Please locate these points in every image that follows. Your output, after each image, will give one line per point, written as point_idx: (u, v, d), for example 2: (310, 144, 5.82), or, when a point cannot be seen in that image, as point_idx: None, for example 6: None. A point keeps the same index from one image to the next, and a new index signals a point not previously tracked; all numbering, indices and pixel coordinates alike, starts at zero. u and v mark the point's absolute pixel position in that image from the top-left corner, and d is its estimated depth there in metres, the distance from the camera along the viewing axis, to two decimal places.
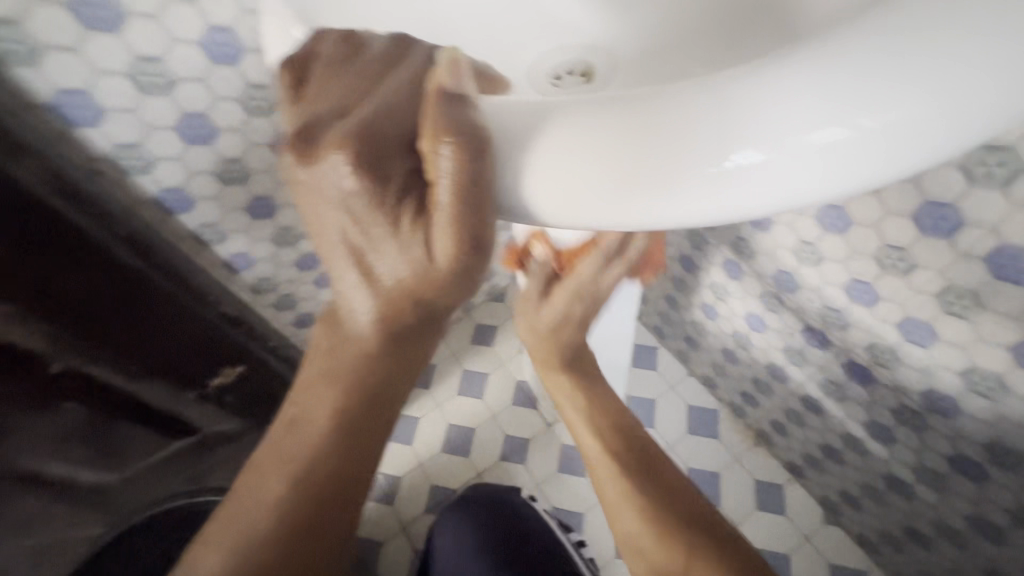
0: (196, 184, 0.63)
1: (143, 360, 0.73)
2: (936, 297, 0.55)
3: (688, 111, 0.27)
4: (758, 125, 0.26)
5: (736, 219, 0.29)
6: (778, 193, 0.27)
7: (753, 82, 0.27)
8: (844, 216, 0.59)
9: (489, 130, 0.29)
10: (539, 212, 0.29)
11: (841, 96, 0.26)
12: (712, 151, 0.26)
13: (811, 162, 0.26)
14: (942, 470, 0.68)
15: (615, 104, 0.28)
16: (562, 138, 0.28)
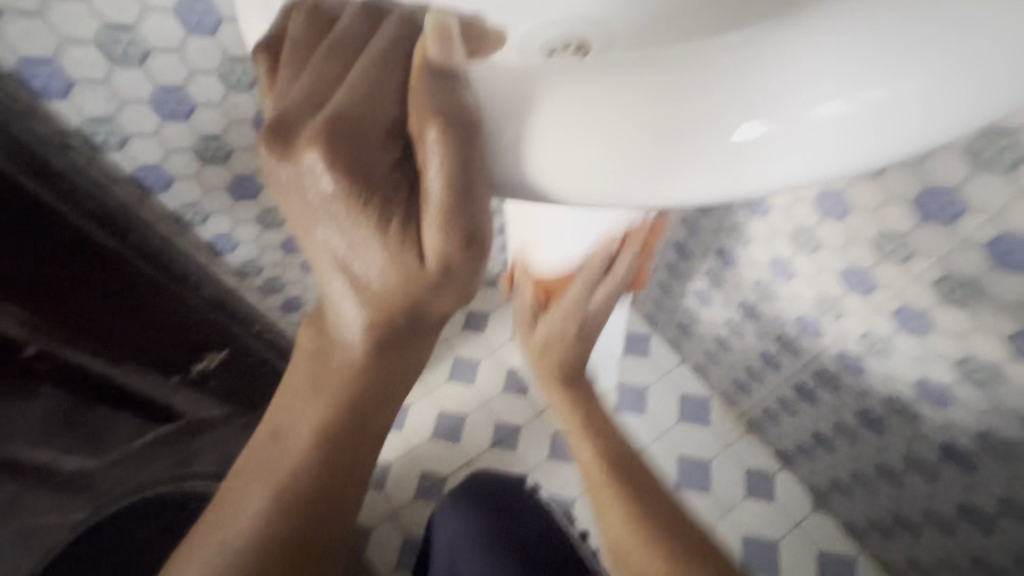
0: (174, 162, 0.61)
1: (124, 344, 0.71)
2: (934, 285, 0.54)
3: (684, 79, 0.25)
4: (759, 96, 0.24)
5: (730, 198, 0.27)
6: (778, 171, 0.26)
7: (756, 48, 0.25)
8: (842, 202, 0.58)
9: (477, 102, 0.27)
10: (522, 185, 0.28)
11: (847, 66, 0.24)
12: (708, 124, 0.25)
13: (813, 137, 0.25)
14: (933, 460, 0.68)
15: (607, 72, 0.26)
16: (547, 107, 0.26)
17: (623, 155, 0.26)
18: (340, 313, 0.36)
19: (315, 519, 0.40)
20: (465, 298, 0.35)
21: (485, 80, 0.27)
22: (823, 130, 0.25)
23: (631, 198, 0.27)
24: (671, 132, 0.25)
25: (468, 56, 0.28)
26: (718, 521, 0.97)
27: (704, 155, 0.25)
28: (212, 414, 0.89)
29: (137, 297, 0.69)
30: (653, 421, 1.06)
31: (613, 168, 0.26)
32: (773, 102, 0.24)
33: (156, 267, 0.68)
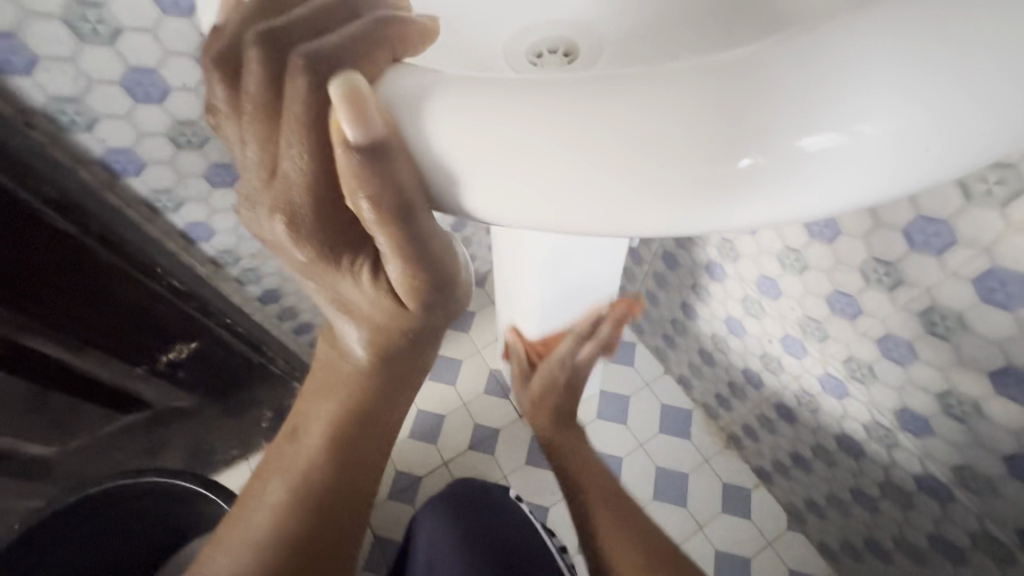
0: (146, 146, 0.59)
1: (89, 331, 0.69)
2: (919, 315, 0.53)
3: (657, 102, 0.23)
4: (743, 126, 0.23)
5: (708, 231, 0.26)
6: (767, 202, 0.24)
7: (732, 74, 0.23)
8: (832, 225, 0.56)
9: (422, 131, 0.25)
10: (481, 211, 0.26)
11: (833, 99, 0.22)
12: (684, 153, 0.23)
13: (797, 172, 0.23)
14: (908, 488, 0.67)
15: (575, 95, 0.24)
16: (508, 125, 0.24)
17: (600, 185, 0.24)
18: (344, 336, 0.40)
19: (329, 517, 0.42)
20: (452, 315, 0.39)
21: (417, 114, 0.25)
22: (816, 163, 0.23)
23: (610, 227, 0.25)
24: (652, 162, 0.23)
25: (384, 113, 0.25)
26: (692, 535, 0.96)
27: (688, 185, 0.23)
28: (182, 404, 0.87)
29: (102, 287, 0.67)
30: (633, 430, 1.06)
31: (589, 199, 0.24)
32: (760, 132, 0.23)
33: (124, 258, 0.66)
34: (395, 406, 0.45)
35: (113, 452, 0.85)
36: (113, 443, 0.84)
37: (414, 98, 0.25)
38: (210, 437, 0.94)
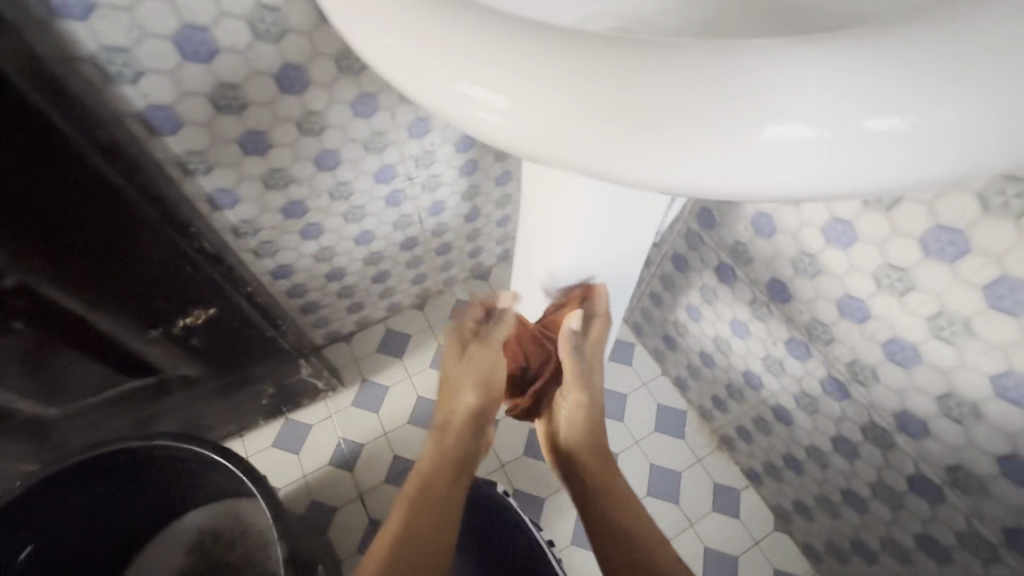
0: (187, 106, 0.59)
1: (108, 288, 0.62)
2: (927, 320, 0.56)
3: (698, 74, 0.26)
4: (770, 102, 0.26)
5: (721, 195, 0.29)
6: (789, 173, 0.27)
7: (771, 57, 0.26)
8: (850, 232, 0.60)
9: (485, 73, 0.28)
10: (524, 148, 0.30)
11: (857, 91, 0.25)
12: (711, 120, 0.26)
13: (810, 152, 0.26)
14: (899, 489, 0.70)
15: (630, 62, 0.27)
16: (563, 78, 0.27)
17: (645, 147, 0.27)
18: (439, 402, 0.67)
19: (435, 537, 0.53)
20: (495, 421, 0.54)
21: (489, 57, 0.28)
22: (833, 142, 0.26)
23: (650, 180, 0.29)
24: (689, 128, 0.26)
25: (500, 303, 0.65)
26: (683, 533, 0.99)
27: (721, 151, 0.27)
28: (188, 372, 0.82)
29: (132, 246, 0.59)
30: (629, 428, 1.08)
31: (632, 156, 0.28)
32: (789, 111, 0.26)
33: (162, 214, 0.58)
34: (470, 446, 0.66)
35: (110, 416, 0.81)
36: (109, 409, 0.80)
37: (493, 52, 0.28)
38: (200, 409, 0.91)
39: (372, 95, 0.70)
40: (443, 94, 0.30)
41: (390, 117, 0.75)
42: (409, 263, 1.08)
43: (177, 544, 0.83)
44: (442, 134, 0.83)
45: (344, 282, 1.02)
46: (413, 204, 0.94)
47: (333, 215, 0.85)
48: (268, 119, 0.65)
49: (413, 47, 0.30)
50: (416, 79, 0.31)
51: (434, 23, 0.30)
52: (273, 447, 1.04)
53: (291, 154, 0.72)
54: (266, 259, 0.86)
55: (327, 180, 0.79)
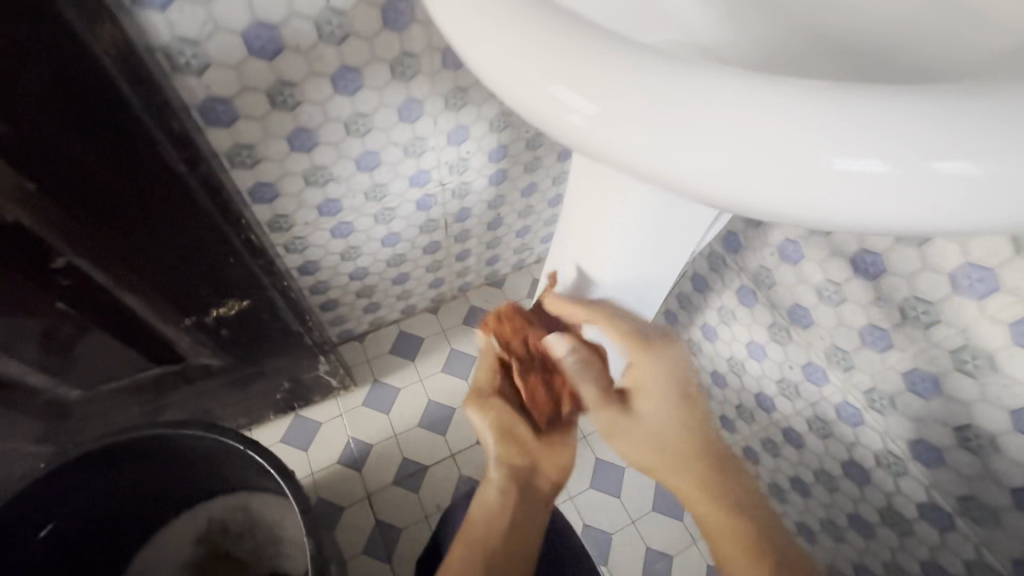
0: (244, 100, 0.61)
1: (152, 272, 0.62)
2: (951, 354, 0.59)
3: (765, 102, 0.28)
4: (830, 133, 0.27)
5: (769, 213, 0.31)
6: (854, 205, 0.28)
7: (840, 93, 0.28)
8: (878, 263, 0.62)
9: (566, 79, 0.30)
10: (592, 150, 0.32)
11: (918, 133, 0.27)
12: (772, 143, 0.28)
13: (864, 184, 0.27)
14: (908, 515, 0.72)
15: (703, 82, 0.29)
16: (640, 90, 0.29)
17: (720, 165, 0.29)
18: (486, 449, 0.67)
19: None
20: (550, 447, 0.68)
21: (572, 61, 0.30)
22: (891, 179, 0.27)
23: (706, 190, 0.31)
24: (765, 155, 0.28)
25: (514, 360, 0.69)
26: (686, 550, 1.00)
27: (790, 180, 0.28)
28: (211, 363, 0.82)
29: (184, 234, 0.60)
30: None
31: (708, 174, 0.30)
32: (860, 145, 0.27)
33: (218, 206, 0.59)
34: (529, 489, 0.66)
35: (129, 400, 0.81)
36: (129, 395, 0.79)
37: (583, 61, 0.30)
38: (215, 401, 0.90)
39: (419, 100, 0.72)
40: (531, 94, 0.31)
41: (432, 123, 0.77)
42: (429, 267, 1.09)
43: (186, 536, 0.82)
44: (479, 143, 0.85)
45: (365, 282, 1.02)
46: (442, 209, 0.95)
47: (365, 215, 0.86)
48: (320, 117, 0.67)
49: (500, 44, 0.32)
50: (507, 79, 0.32)
51: (529, 26, 0.31)
52: (281, 442, 1.04)
53: (335, 153, 0.73)
54: (295, 254, 0.86)
55: (365, 181, 0.80)
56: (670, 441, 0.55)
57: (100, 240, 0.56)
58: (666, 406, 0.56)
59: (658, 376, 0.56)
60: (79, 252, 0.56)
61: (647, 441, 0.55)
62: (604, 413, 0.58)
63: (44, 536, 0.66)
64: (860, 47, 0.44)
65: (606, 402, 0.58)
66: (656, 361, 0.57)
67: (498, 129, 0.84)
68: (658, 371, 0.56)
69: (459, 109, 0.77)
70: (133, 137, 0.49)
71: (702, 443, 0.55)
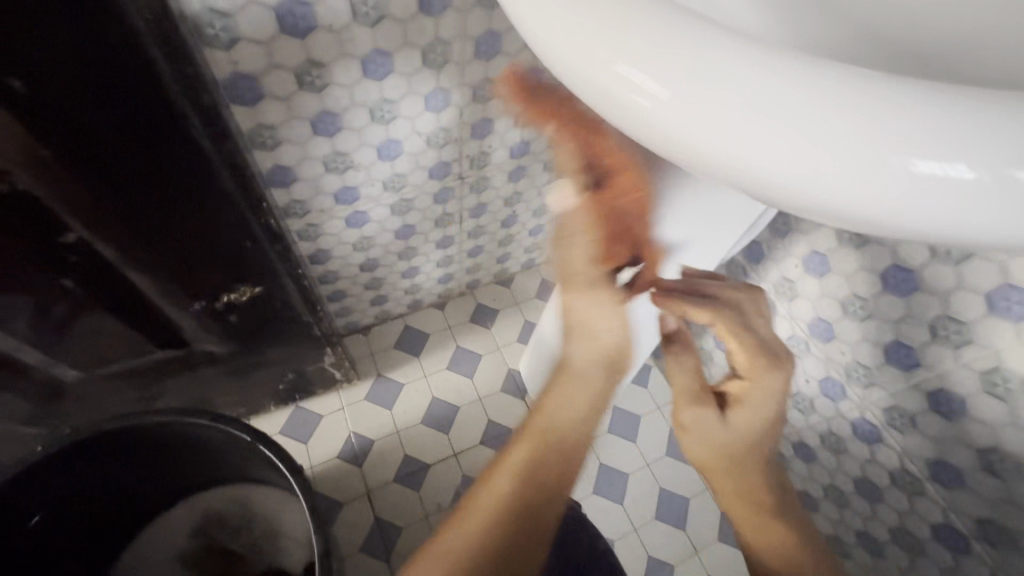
0: (271, 79, 0.59)
1: (166, 252, 0.60)
2: (981, 375, 0.59)
3: (844, 87, 0.25)
4: (913, 129, 0.24)
5: (829, 212, 0.28)
6: (933, 214, 0.25)
7: (927, 87, 0.25)
8: (910, 280, 0.62)
9: (621, 46, 0.27)
10: (640, 128, 0.29)
11: (1012, 138, 0.24)
12: (847, 136, 0.24)
13: (944, 193, 0.24)
14: (921, 535, 0.71)
15: (774, 58, 0.25)
16: (703, 63, 0.26)
17: (784, 155, 0.26)
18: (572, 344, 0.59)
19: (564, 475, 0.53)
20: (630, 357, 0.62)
21: (627, 27, 0.27)
22: (974, 190, 0.24)
23: (762, 183, 0.28)
24: (842, 151, 0.25)
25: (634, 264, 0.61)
26: (688, 559, 0.99)
27: (864, 177, 0.25)
28: (216, 350, 0.79)
29: (202, 215, 0.57)
30: (641, 449, 1.08)
31: (773, 164, 0.26)
32: (947, 145, 0.24)
33: (240, 187, 0.56)
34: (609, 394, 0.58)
35: (129, 384, 0.78)
36: (130, 380, 0.77)
37: (643, 27, 0.27)
38: (216, 389, 0.88)
39: (447, 90, 0.70)
40: (584, 62, 0.28)
41: (457, 115, 0.75)
42: (440, 262, 1.07)
43: (181, 527, 0.79)
44: (502, 138, 0.83)
45: (375, 274, 1.00)
46: (459, 203, 0.93)
47: (381, 205, 0.84)
48: (346, 101, 0.65)
49: (554, 9, 0.29)
50: (563, 51, 0.29)
51: None
52: (280, 434, 1.01)
53: (358, 140, 0.71)
54: (307, 242, 0.84)
55: (385, 170, 0.77)
56: (739, 461, 0.53)
57: (113, 216, 0.54)
58: (756, 429, 0.53)
59: (760, 403, 0.53)
60: (90, 227, 0.54)
61: (718, 450, 0.54)
62: (697, 408, 0.55)
63: (34, 524, 0.64)
64: (923, 54, 0.41)
65: (700, 400, 0.56)
66: (766, 388, 0.53)
67: (523, 123, 0.82)
68: (766, 399, 0.53)
69: (486, 101, 0.75)
70: (159, 109, 0.47)
71: (767, 472, 0.54)
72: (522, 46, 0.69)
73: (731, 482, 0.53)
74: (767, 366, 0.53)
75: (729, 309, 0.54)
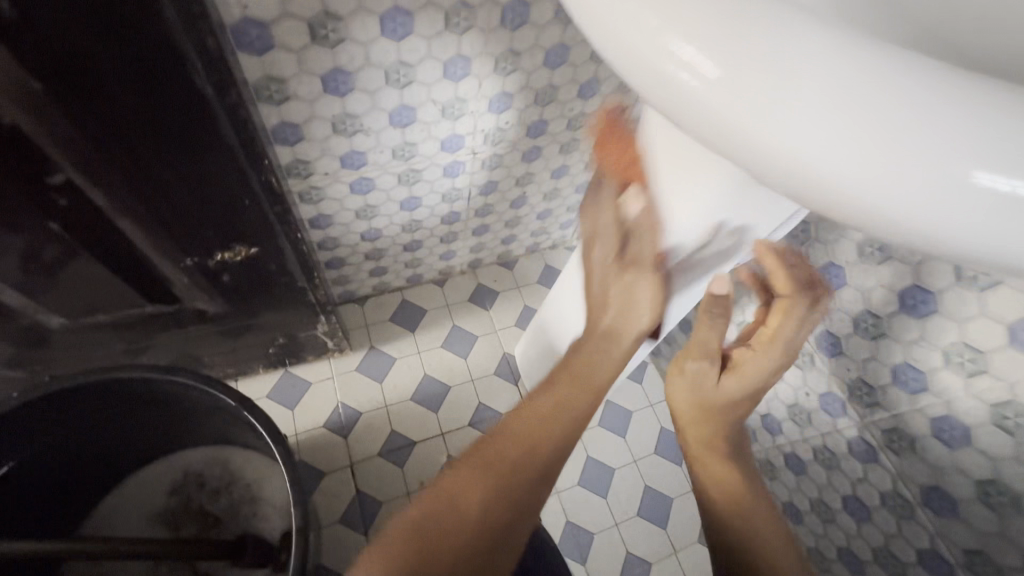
0: (282, 28, 0.56)
1: (159, 204, 0.57)
2: (991, 407, 0.57)
3: (907, 81, 0.22)
4: (983, 137, 0.21)
5: (869, 221, 0.25)
6: (978, 234, 0.22)
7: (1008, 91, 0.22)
8: (929, 302, 0.60)
9: (670, 16, 0.24)
10: (674, 111, 0.26)
11: None
12: (902, 137, 0.22)
13: (1004, 213, 0.21)
14: (904, 559, 0.70)
15: (831, 45, 0.23)
16: (752, 44, 0.23)
17: (826, 152, 0.23)
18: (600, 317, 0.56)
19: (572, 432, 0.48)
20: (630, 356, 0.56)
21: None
22: None
23: (800, 183, 0.25)
24: (890, 153, 0.22)
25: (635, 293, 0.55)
26: (666, 558, 0.98)
27: (915, 186, 0.22)
28: (207, 309, 0.77)
29: (199, 167, 0.54)
30: (630, 445, 1.07)
31: (813, 161, 0.23)
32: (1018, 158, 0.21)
33: (242, 141, 0.53)
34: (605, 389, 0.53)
35: (113, 336, 0.75)
36: (115, 332, 0.74)
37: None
38: (204, 348, 0.85)
39: (468, 58, 0.67)
40: (626, 30, 0.25)
41: (475, 85, 0.71)
42: (444, 238, 1.04)
43: (160, 484, 0.78)
44: (520, 115, 0.80)
45: (376, 244, 0.97)
46: (468, 179, 0.90)
47: (388, 174, 0.81)
48: (361, 61, 0.62)
49: None
50: (602, 15, 0.26)
51: None
52: (267, 398, 1.00)
53: (370, 103, 0.68)
54: (308, 205, 0.81)
55: (395, 137, 0.74)
56: (714, 417, 0.55)
57: (105, 158, 0.51)
58: (739, 393, 0.54)
59: (752, 374, 0.53)
60: (79, 167, 0.51)
61: (698, 404, 0.56)
62: (697, 360, 0.55)
63: (6, 473, 0.62)
64: (986, 64, 0.38)
65: (709, 355, 0.55)
66: (771, 367, 0.53)
67: (542, 102, 0.79)
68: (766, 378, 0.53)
69: (506, 74, 0.72)
70: (160, 50, 0.43)
71: (735, 433, 0.56)
72: (551, 18, 0.66)
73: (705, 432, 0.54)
74: (776, 365, 0.53)
75: (802, 300, 0.53)
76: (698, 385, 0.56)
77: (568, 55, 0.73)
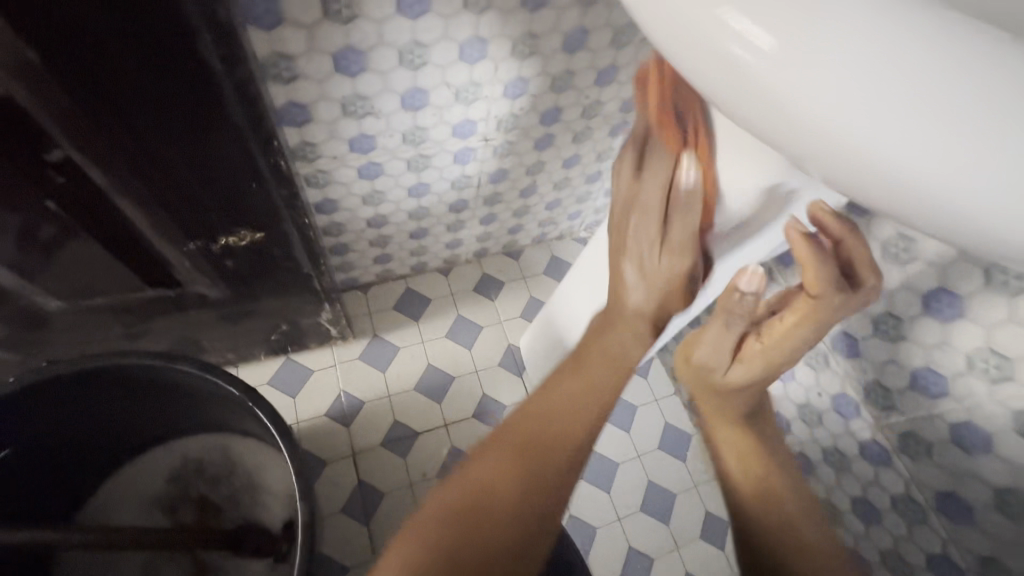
0: (294, 2, 0.53)
1: (163, 185, 0.55)
2: (1015, 414, 0.56)
3: (992, 59, 0.20)
4: None
5: (931, 217, 0.23)
6: (1017, 216, 0.21)
7: None
8: (956, 306, 0.58)
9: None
10: (724, 89, 0.24)
11: None
12: (983, 122, 0.20)
13: None
14: (913, 562, 0.69)
15: (908, 18, 0.20)
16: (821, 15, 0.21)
17: (895, 139, 0.21)
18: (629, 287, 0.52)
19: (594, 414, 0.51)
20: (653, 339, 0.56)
21: None
22: None
23: (858, 174, 0.23)
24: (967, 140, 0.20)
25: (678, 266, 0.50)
26: (668, 555, 0.98)
27: (992, 176, 0.20)
28: (209, 294, 0.75)
29: (206, 147, 0.52)
30: (634, 440, 1.06)
31: (877, 147, 0.21)
32: None
33: (251, 120, 0.51)
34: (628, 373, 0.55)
35: (112, 319, 0.73)
36: (113, 315, 0.72)
37: None
38: (205, 334, 0.84)
39: (485, 40, 0.64)
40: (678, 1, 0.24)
41: (491, 69, 0.69)
42: (450, 226, 1.02)
43: (158, 471, 0.77)
44: (534, 101, 0.77)
45: (382, 231, 0.95)
46: (479, 166, 0.87)
47: (397, 159, 0.78)
48: (374, 40, 0.59)
49: None
50: None
51: None
52: (268, 384, 0.98)
53: (381, 85, 0.65)
54: (313, 189, 0.78)
55: (406, 121, 0.72)
56: (733, 416, 0.56)
57: (105, 136, 0.48)
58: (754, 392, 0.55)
59: (758, 366, 0.52)
60: (77, 144, 0.48)
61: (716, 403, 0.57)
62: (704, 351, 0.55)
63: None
64: None
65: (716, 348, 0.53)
66: (772, 365, 0.51)
67: (557, 89, 0.77)
68: (761, 374, 0.52)
69: (524, 58, 0.69)
70: (168, 22, 0.41)
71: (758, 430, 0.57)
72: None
73: (727, 431, 0.56)
74: (771, 363, 0.51)
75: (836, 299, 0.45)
76: (706, 377, 0.56)
77: (587, 40, 0.70)
